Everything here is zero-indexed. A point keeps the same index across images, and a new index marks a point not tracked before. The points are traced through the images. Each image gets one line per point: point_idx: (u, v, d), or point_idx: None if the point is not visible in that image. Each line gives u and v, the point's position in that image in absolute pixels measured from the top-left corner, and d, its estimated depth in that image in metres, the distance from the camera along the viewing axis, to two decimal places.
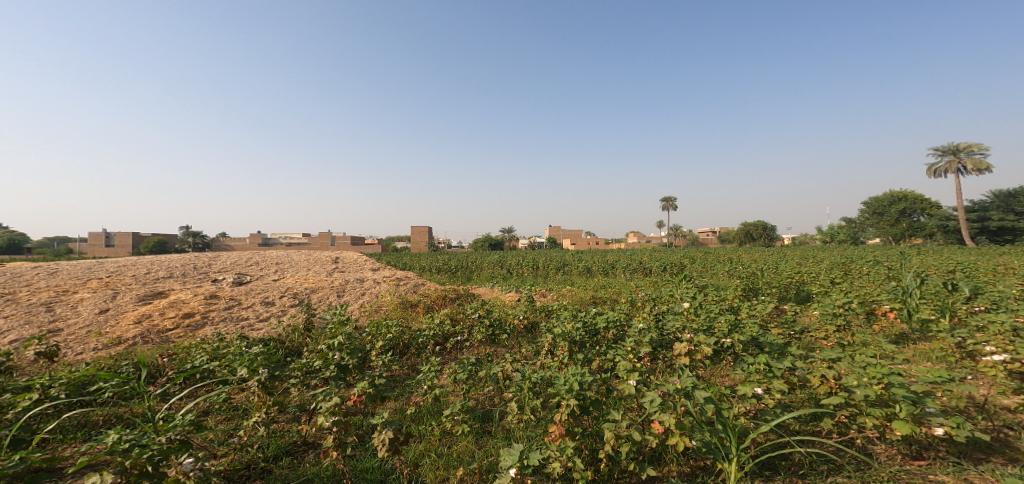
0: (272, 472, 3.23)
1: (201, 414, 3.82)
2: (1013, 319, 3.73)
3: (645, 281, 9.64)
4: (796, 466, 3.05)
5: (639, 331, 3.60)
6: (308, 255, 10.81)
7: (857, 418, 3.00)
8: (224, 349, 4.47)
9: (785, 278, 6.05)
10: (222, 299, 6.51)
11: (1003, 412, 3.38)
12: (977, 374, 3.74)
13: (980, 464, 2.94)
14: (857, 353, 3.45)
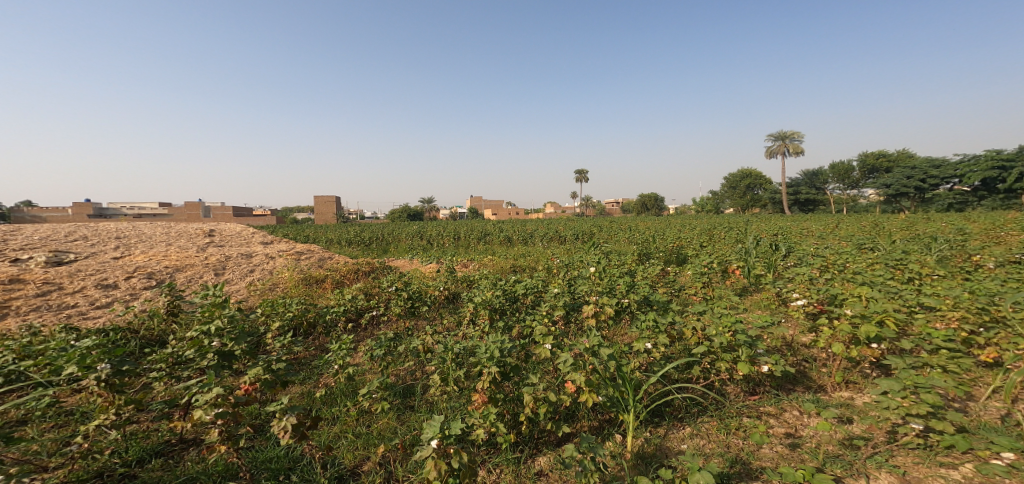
0: (139, 478, 2.80)
1: (14, 425, 3.08)
2: (811, 272, 4.97)
3: (558, 248, 10.35)
4: (676, 411, 3.84)
5: (555, 296, 4.04)
6: (167, 226, 9.14)
7: (716, 363, 3.79)
8: (40, 344, 3.61)
9: (672, 245, 7.10)
10: (31, 283, 5.18)
11: (803, 350, 4.53)
12: (787, 318, 4.91)
13: (791, 393, 3.98)
14: (715, 304, 4.33)
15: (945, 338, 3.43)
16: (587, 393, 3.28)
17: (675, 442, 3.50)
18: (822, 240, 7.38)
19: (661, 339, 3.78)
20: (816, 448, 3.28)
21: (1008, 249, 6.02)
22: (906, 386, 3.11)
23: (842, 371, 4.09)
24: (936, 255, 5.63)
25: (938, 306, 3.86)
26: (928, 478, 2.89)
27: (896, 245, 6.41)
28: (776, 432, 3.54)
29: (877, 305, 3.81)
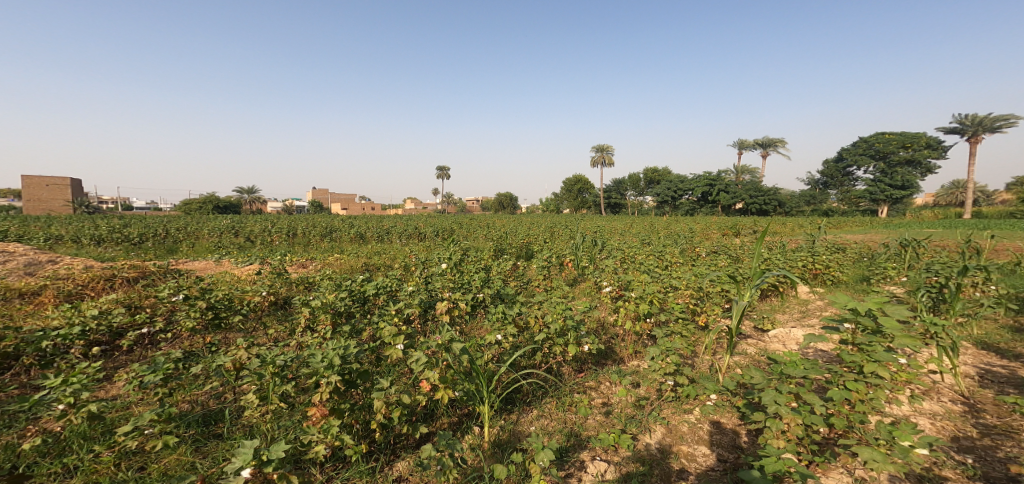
0: None
1: None
2: (614, 264, 5.94)
3: (412, 246, 10.14)
4: (526, 395, 4.15)
5: (410, 295, 3.94)
6: None
7: (553, 347, 4.17)
8: None
9: (522, 242, 7.71)
10: None
11: (611, 328, 5.37)
12: (600, 303, 5.73)
13: (603, 366, 4.71)
14: (554, 294, 4.83)
15: (679, 310, 4.57)
16: (444, 390, 3.21)
17: (525, 424, 3.76)
18: (628, 236, 8.95)
19: (508, 329, 4.02)
20: (621, 412, 3.96)
21: (716, 242, 8.30)
22: (661, 350, 4.09)
23: (635, 344, 4.99)
24: (680, 246, 7.07)
25: (677, 286, 4.96)
26: (679, 422, 3.76)
27: (665, 240, 8.16)
28: (596, 403, 4.12)
29: (650, 288, 4.74)
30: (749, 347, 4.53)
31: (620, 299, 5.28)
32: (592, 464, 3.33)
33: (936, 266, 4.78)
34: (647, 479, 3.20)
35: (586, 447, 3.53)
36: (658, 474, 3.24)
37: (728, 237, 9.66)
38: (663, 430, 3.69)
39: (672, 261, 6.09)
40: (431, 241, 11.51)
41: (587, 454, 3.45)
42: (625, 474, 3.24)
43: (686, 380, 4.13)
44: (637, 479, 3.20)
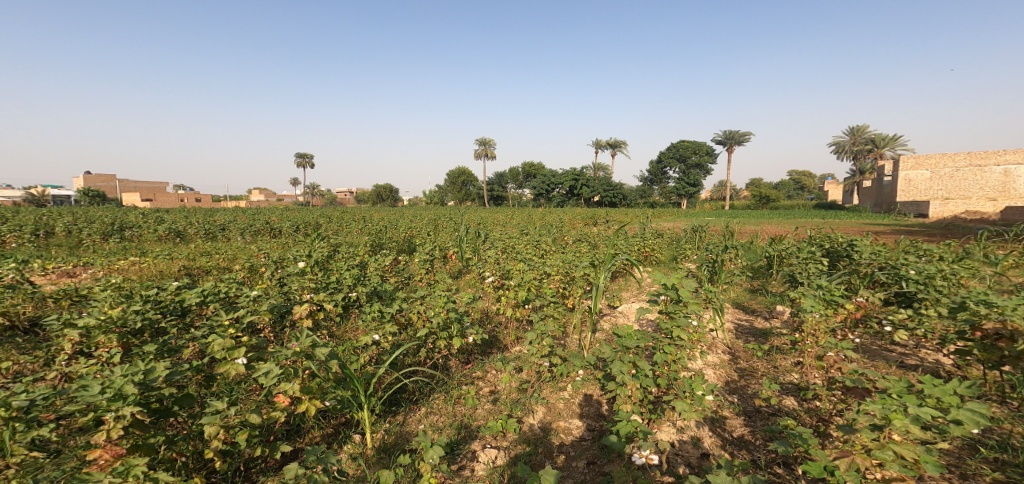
0: None
1: None
2: (496, 253, 6.12)
3: (268, 243, 8.99)
4: (411, 394, 4.04)
5: (252, 300, 3.62)
6: None
7: (436, 342, 4.13)
8: None
9: (403, 236, 7.44)
10: None
11: (495, 316, 5.56)
12: (484, 293, 5.87)
13: (489, 355, 4.82)
14: (438, 288, 4.77)
15: (551, 294, 4.94)
16: (307, 402, 2.97)
17: (413, 424, 3.65)
18: (502, 228, 9.31)
19: (387, 328, 3.84)
20: (506, 398, 4.12)
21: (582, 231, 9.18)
22: (538, 334, 4.37)
23: (516, 330, 5.22)
24: (551, 235, 7.60)
25: (550, 272, 5.32)
26: (556, 400, 4.08)
27: (539, 230, 8.70)
28: (483, 392, 4.21)
29: (526, 276, 5.01)
30: (605, 324, 5.16)
31: (501, 288, 5.48)
32: (483, 453, 3.39)
33: (708, 247, 6.15)
34: (533, 458, 3.38)
35: (476, 437, 3.60)
36: (543, 452, 3.45)
37: (586, 227, 10.74)
38: (544, 410, 3.95)
39: (546, 249, 6.54)
40: (291, 236, 10.36)
41: (476, 444, 3.51)
42: (514, 457, 3.37)
43: (560, 360, 4.49)
44: (524, 459, 3.35)
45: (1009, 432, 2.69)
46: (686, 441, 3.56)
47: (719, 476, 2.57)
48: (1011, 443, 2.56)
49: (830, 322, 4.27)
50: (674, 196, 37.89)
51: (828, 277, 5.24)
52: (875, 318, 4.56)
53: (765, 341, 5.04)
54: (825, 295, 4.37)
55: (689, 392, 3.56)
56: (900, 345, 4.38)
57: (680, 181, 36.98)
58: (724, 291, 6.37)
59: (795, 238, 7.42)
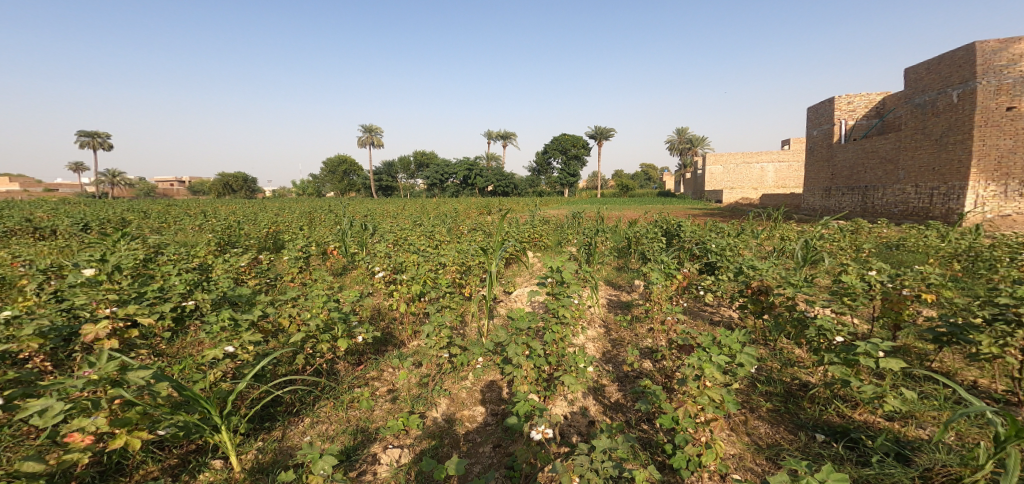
0: None
1: None
2: (385, 247, 5.76)
3: (39, 247, 6.68)
4: (290, 406, 3.55)
5: (13, 327, 2.63)
6: None
7: (317, 346, 3.63)
8: None
9: (264, 233, 6.58)
10: None
11: (389, 312, 5.28)
12: (375, 289, 5.53)
13: (383, 353, 4.56)
14: (311, 288, 4.27)
15: (446, 285, 4.85)
16: (124, 435, 2.13)
17: (296, 437, 3.24)
18: (382, 222, 8.77)
19: (247, 337, 3.04)
20: (407, 395, 3.93)
21: (473, 220, 9.28)
22: (435, 326, 4.19)
23: (412, 324, 5.01)
24: (445, 225, 7.48)
25: (445, 263, 5.24)
26: (459, 390, 4.04)
27: (433, 221, 8.49)
28: (380, 392, 3.96)
29: (421, 268, 4.87)
30: (501, 310, 5.32)
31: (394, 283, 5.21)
32: (385, 454, 3.18)
33: (585, 231, 6.78)
34: (440, 450, 3.28)
35: (376, 440, 3.35)
36: (450, 442, 3.38)
37: (476, 216, 10.88)
38: (447, 401, 3.88)
39: (439, 241, 6.39)
40: (79, 234, 7.91)
41: (377, 446, 3.28)
42: (419, 453, 3.24)
43: (460, 350, 4.44)
44: (431, 454, 3.24)
45: (769, 367, 3.73)
46: (576, 412, 3.90)
47: (600, 439, 2.84)
48: (772, 377, 3.55)
49: (669, 291, 5.25)
50: (558, 186, 40.95)
51: (666, 252, 6.37)
52: (695, 284, 5.56)
53: (629, 311, 5.79)
54: (666, 268, 5.36)
55: (576, 366, 3.87)
56: (711, 304, 5.58)
57: (564, 171, 39.68)
58: (597, 270, 7.10)
59: (647, 222, 8.67)
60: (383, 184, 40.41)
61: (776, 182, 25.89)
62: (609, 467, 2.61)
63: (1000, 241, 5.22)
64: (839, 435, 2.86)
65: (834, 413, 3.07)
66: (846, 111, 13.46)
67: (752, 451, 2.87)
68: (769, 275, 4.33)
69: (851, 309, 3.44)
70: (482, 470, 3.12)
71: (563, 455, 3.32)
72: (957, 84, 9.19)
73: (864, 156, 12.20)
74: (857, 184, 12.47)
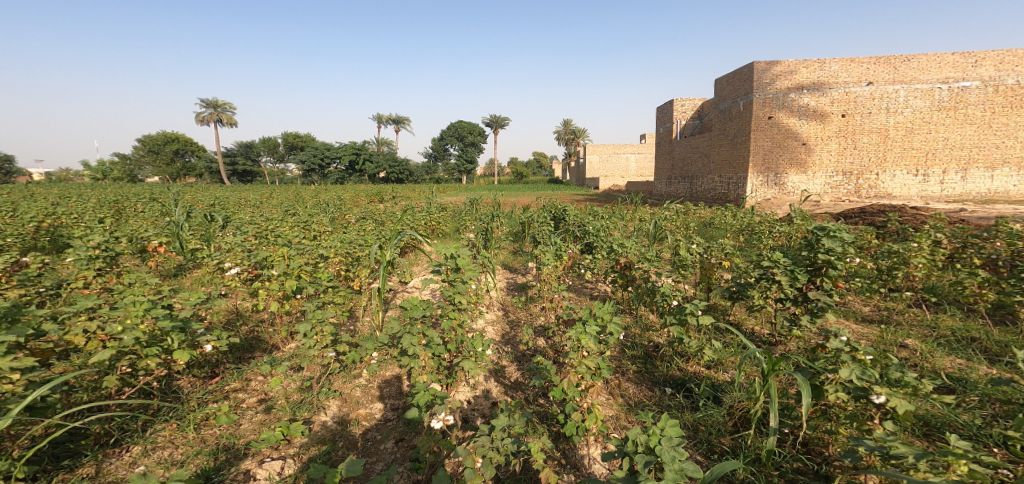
0: None
1: None
2: (242, 241, 5.02)
3: None
4: (104, 437, 2.82)
5: None
6: None
7: (140, 364, 2.82)
8: None
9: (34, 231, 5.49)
10: None
11: (252, 315, 4.73)
12: (232, 290, 4.82)
13: (249, 361, 3.99)
14: (124, 291, 3.36)
15: (328, 279, 4.46)
16: None
17: (122, 470, 2.66)
18: (237, 213, 7.66)
19: (5, 364, 2.21)
20: (285, 402, 3.51)
21: (364, 208, 8.74)
22: (314, 324, 3.76)
23: (286, 326, 4.49)
24: (329, 215, 6.89)
25: (327, 255, 4.81)
26: (352, 389, 3.77)
27: (311, 209, 7.73)
28: (249, 404, 3.46)
29: (294, 261, 4.28)
30: (398, 300, 5.12)
31: (254, 280, 4.59)
32: (262, 468, 2.81)
33: (481, 217, 6.82)
34: (333, 454, 3.04)
35: (247, 455, 2.93)
36: (345, 445, 3.16)
37: (364, 204, 10.26)
38: (339, 403, 3.59)
39: (319, 232, 5.81)
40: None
41: (251, 461, 2.88)
42: (307, 461, 2.94)
43: (349, 347, 4.14)
44: (322, 459, 2.97)
45: (633, 333, 4.22)
46: (479, 395, 3.96)
47: (498, 418, 2.88)
48: (636, 342, 4.02)
49: (557, 271, 5.58)
50: (456, 173, 40.77)
51: (556, 235, 6.74)
52: (578, 263, 6.01)
53: (525, 293, 6.01)
54: (551, 251, 5.68)
55: (474, 351, 3.87)
56: (591, 281, 6.10)
57: (460, 159, 39.54)
58: (495, 255, 7.24)
59: (537, 207, 9.07)
60: (239, 168, 35.09)
61: (637, 171, 29.04)
62: (509, 444, 2.70)
63: (763, 216, 6.58)
64: (679, 386, 3.38)
65: (676, 368, 3.60)
66: (680, 112, 15.52)
67: (626, 410, 3.23)
68: (631, 252, 4.94)
69: (683, 278, 4.29)
70: (383, 467, 3.00)
71: (466, 438, 3.34)
72: (743, 95, 11.30)
73: (690, 150, 14.26)
74: (685, 174, 14.60)
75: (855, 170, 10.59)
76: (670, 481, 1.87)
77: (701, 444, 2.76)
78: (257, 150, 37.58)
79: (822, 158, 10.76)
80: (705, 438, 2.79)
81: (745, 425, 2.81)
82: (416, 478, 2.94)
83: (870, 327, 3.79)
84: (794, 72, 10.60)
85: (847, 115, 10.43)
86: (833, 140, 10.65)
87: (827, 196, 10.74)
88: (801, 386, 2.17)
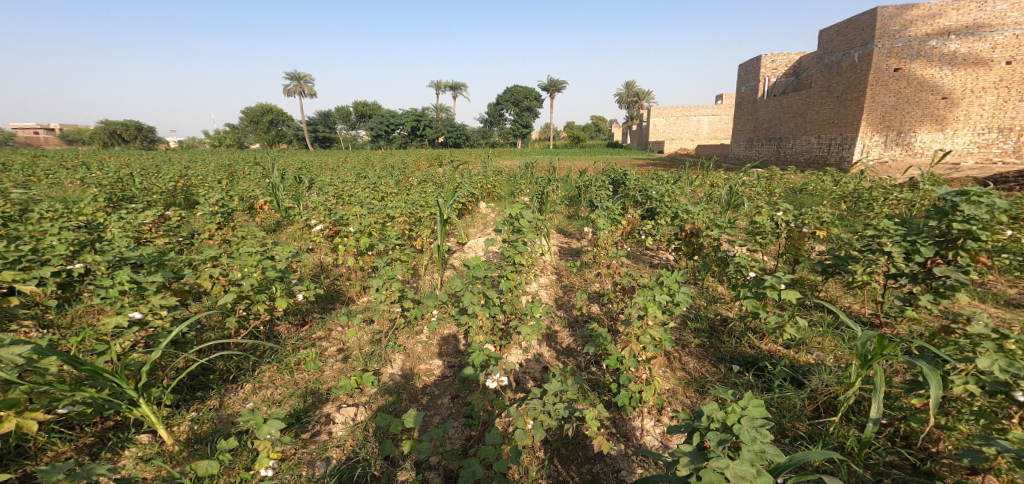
0: None
1: None
2: (322, 200, 5.42)
3: None
4: (226, 373, 3.25)
5: None
6: None
7: (251, 308, 3.22)
8: None
9: (171, 187, 6.45)
10: None
11: (332, 269, 5.13)
12: (315, 245, 5.26)
13: (329, 311, 4.34)
14: (238, 242, 3.79)
15: (395, 237, 4.67)
16: (13, 418, 1.90)
17: (237, 404, 3.01)
18: (318, 176, 8.29)
19: (156, 301, 2.60)
20: (359, 352, 3.79)
21: (423, 171, 8.99)
22: (384, 280, 4.00)
23: (360, 280, 4.81)
24: (395, 177, 7.18)
25: (394, 215, 5.03)
26: (414, 345, 3.98)
27: (377, 172, 8.12)
28: (330, 352, 3.78)
29: (367, 221, 4.56)
30: (455, 260, 5.26)
31: (334, 237, 4.92)
32: (339, 413, 3.08)
33: (538, 181, 6.74)
34: (398, 405, 3.26)
35: (327, 400, 3.23)
36: (408, 397, 3.36)
37: (424, 168, 10.61)
38: (403, 357, 3.81)
39: (386, 193, 6.09)
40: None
41: (330, 406, 3.17)
42: (375, 409, 3.18)
43: (413, 303, 4.35)
44: (388, 409, 3.20)
45: (697, 305, 4.03)
46: (531, 359, 4.02)
47: (553, 383, 2.89)
48: (700, 314, 3.83)
49: (613, 237, 5.39)
50: (513, 136, 40.38)
51: (615, 200, 6.49)
52: (638, 230, 5.81)
53: (579, 258, 5.93)
54: (611, 216, 5.49)
55: (531, 314, 3.90)
56: (652, 249, 5.87)
57: (515, 122, 39.09)
58: (549, 219, 7.17)
59: (596, 171, 8.78)
60: (319, 134, 37.69)
61: (709, 133, 27.36)
62: (561, 409, 2.72)
63: (865, 183, 5.84)
64: (749, 365, 3.19)
65: (747, 345, 3.40)
66: (771, 69, 14.12)
67: (684, 385, 3.14)
68: (699, 218, 4.65)
69: (761, 246, 3.95)
70: (441, 421, 3.16)
71: (519, 400, 3.43)
72: (859, 46, 9.99)
73: (780, 109, 13.01)
74: (773, 135, 13.36)
75: (1017, 127, 8.84)
76: (745, 462, 1.74)
77: (772, 426, 2.60)
78: (332, 118, 39.96)
79: (971, 113, 9.11)
80: (776, 421, 2.63)
81: (829, 412, 2.61)
82: (470, 434, 3.08)
83: (1001, 314, 3.29)
84: (938, 15, 9.04)
85: (1014, 62, 8.63)
86: (989, 93, 8.93)
87: (970, 157, 9.21)
88: (928, 376, 1.90)
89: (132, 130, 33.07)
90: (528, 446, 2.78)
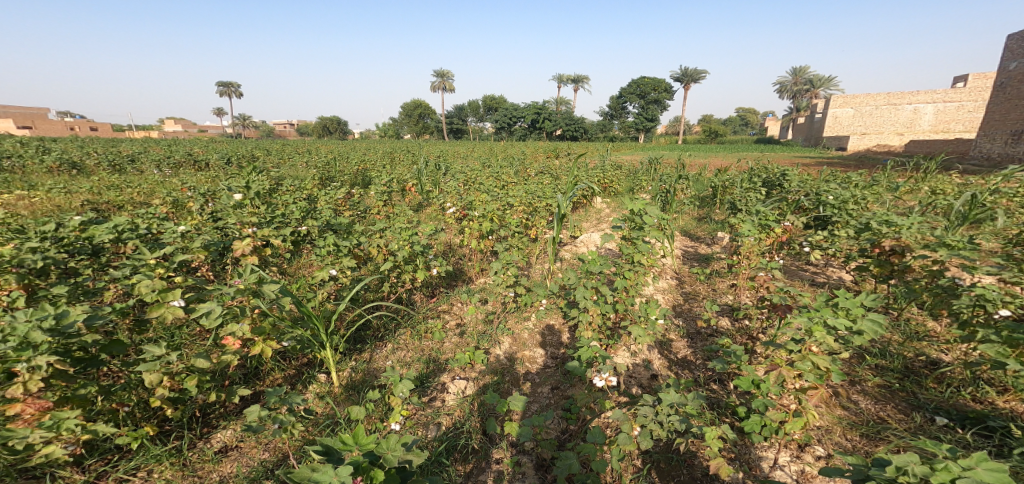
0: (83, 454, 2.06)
1: None
2: (455, 186, 5.94)
3: (200, 176, 7.94)
4: (377, 331, 3.85)
5: (187, 237, 3.16)
6: None
7: (402, 276, 3.81)
8: None
9: (355, 170, 7.86)
10: None
11: (457, 249, 5.58)
12: (445, 226, 5.81)
13: (451, 286, 4.78)
14: (397, 216, 4.47)
15: (514, 224, 4.87)
16: (261, 344, 2.49)
17: (381, 360, 3.52)
18: (452, 163, 9.13)
19: (344, 262, 3.33)
20: (473, 329, 4.09)
21: (540, 163, 9.22)
22: (503, 264, 4.31)
23: (481, 262, 5.15)
24: (514, 168, 7.42)
25: (513, 203, 5.24)
26: (521, 330, 4.12)
27: (503, 162, 8.57)
28: (449, 325, 4.16)
29: (490, 206, 4.88)
30: (567, 253, 5.25)
31: (463, 220, 5.36)
32: (452, 384, 3.39)
33: (662, 178, 6.30)
34: (501, 386, 3.43)
35: (445, 370, 3.56)
36: (510, 380, 3.51)
37: (546, 160, 10.82)
38: (510, 340, 3.99)
39: (507, 182, 6.38)
40: (221, 166, 9.11)
41: (445, 376, 3.50)
42: (482, 386, 3.41)
43: (526, 289, 4.47)
44: (493, 388, 3.39)
45: (888, 340, 3.16)
46: (639, 364, 3.81)
47: (670, 393, 2.67)
48: (889, 350, 3.00)
49: (761, 245, 4.65)
50: (634, 130, 38.43)
51: (762, 203, 5.63)
52: (796, 240, 4.97)
53: (707, 265, 5.37)
54: (762, 221, 4.74)
55: (646, 317, 3.69)
56: (813, 265, 4.95)
57: (637, 115, 37.13)
58: (674, 219, 6.64)
59: (738, 170, 7.74)
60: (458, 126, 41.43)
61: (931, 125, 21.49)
62: (675, 423, 2.51)
63: None
64: (968, 421, 2.43)
65: (971, 397, 2.59)
66: None
67: (845, 426, 2.55)
68: (905, 232, 3.65)
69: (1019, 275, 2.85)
70: (539, 409, 3.23)
71: (625, 404, 3.27)
72: None
73: None
74: None
75: None
76: None
77: None
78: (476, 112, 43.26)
79: None
80: None
81: None
82: (566, 427, 3.08)
83: None
84: None
85: None
86: None
87: None
88: None
89: (336, 123, 40.93)
90: (625, 453, 2.65)
